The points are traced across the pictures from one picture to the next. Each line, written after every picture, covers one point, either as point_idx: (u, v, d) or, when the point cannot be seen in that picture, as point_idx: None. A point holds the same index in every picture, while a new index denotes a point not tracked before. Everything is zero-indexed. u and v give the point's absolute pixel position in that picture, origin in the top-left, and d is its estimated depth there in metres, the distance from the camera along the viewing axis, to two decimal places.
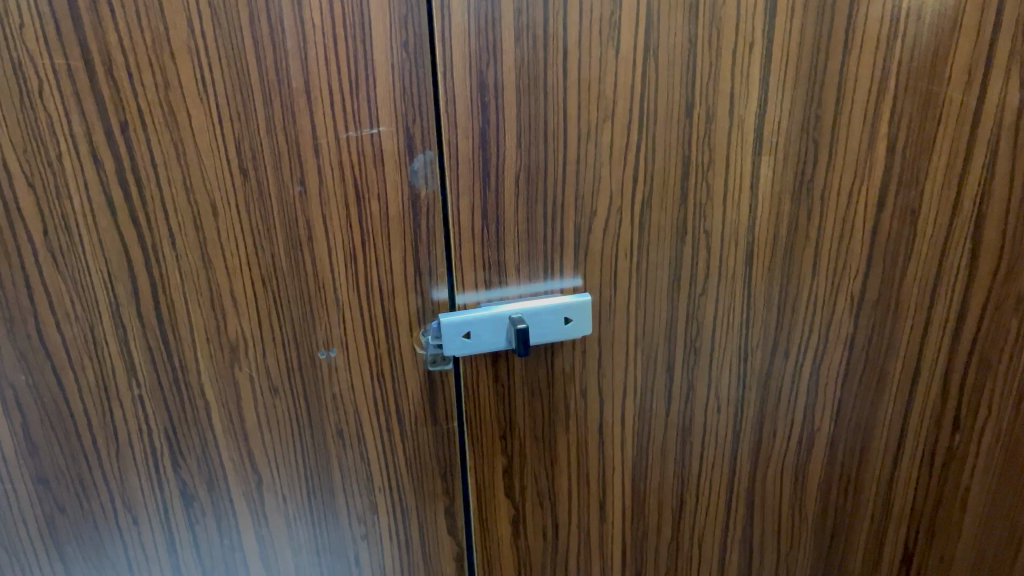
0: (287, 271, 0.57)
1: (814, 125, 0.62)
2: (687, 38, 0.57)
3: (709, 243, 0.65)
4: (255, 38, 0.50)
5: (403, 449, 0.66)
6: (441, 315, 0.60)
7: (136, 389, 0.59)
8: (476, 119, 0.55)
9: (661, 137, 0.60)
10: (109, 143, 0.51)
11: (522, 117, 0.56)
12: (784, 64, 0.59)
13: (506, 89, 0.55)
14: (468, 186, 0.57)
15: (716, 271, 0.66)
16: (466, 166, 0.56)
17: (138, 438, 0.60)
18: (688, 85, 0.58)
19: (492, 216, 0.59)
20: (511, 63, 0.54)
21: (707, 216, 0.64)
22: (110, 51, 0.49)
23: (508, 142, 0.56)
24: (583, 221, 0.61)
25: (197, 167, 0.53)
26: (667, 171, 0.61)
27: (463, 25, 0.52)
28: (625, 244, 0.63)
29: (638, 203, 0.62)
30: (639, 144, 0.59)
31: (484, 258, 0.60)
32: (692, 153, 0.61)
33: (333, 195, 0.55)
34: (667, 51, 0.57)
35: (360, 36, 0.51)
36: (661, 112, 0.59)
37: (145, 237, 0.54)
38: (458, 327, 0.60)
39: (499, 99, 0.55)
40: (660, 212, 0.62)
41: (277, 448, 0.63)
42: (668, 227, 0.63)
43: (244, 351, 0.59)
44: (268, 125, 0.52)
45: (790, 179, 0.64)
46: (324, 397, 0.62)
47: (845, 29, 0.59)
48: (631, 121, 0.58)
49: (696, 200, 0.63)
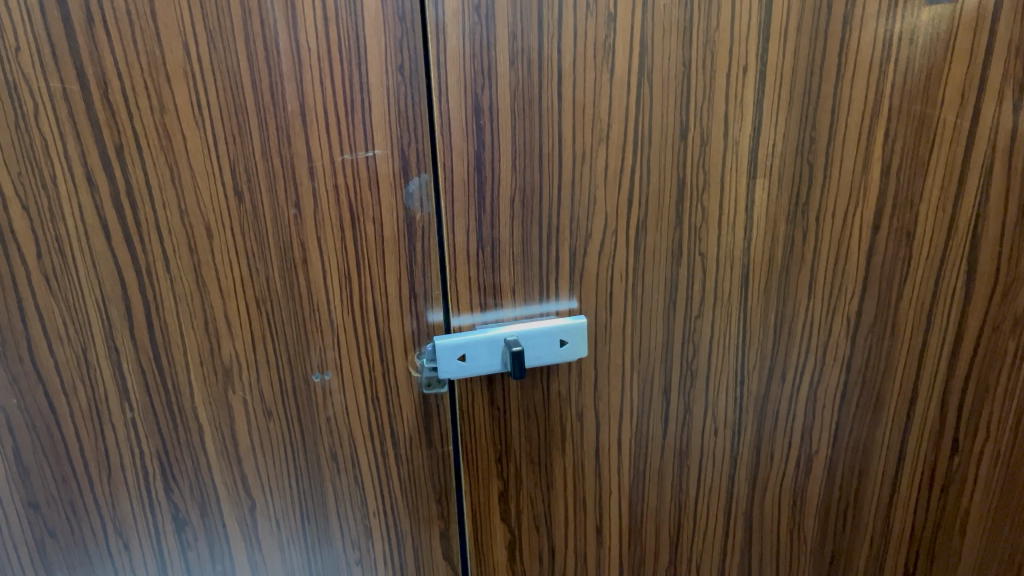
0: (282, 294, 0.57)
1: (808, 148, 0.62)
2: (681, 61, 0.57)
3: (705, 266, 0.65)
4: (251, 62, 0.50)
5: (397, 473, 0.65)
6: (436, 337, 0.60)
7: (128, 412, 0.58)
8: (471, 142, 0.55)
9: (656, 160, 0.60)
10: (103, 165, 0.51)
11: (517, 140, 0.56)
12: (778, 87, 0.60)
13: (501, 112, 0.55)
14: (463, 209, 0.57)
15: (712, 293, 0.66)
16: (461, 189, 0.56)
17: (130, 462, 0.60)
18: (683, 108, 0.59)
19: (487, 239, 0.59)
20: (506, 86, 0.54)
21: (702, 238, 0.64)
22: (106, 74, 0.49)
23: (503, 164, 0.56)
24: (579, 243, 0.61)
25: (192, 189, 0.53)
26: (662, 193, 0.61)
27: (458, 48, 0.52)
28: (621, 266, 0.63)
29: (634, 226, 0.62)
30: (634, 166, 0.59)
31: (480, 281, 0.60)
32: (687, 175, 0.61)
33: (328, 218, 0.55)
34: (662, 74, 0.57)
35: (356, 60, 0.51)
36: (655, 134, 0.59)
37: (140, 260, 0.54)
38: (453, 350, 0.60)
39: (494, 122, 0.55)
40: (656, 234, 0.62)
41: (270, 472, 0.63)
42: (664, 249, 0.63)
43: (237, 374, 0.59)
44: (263, 148, 0.52)
45: (785, 201, 0.64)
46: (318, 420, 0.61)
47: (839, 53, 0.59)
48: (626, 144, 0.59)
49: (691, 222, 0.63)
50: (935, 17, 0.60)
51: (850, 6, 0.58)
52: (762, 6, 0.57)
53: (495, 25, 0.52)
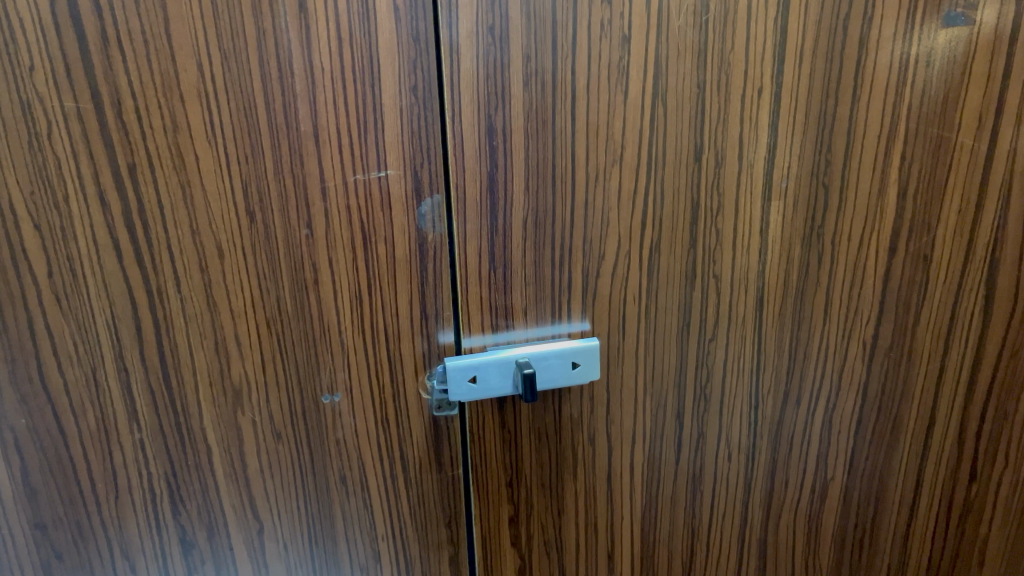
0: (292, 314, 0.56)
1: (824, 170, 0.62)
2: (695, 83, 0.57)
3: (719, 289, 0.64)
4: (265, 83, 0.50)
5: (407, 496, 0.64)
6: (447, 359, 0.60)
7: (136, 433, 0.57)
8: (483, 162, 0.55)
9: (669, 182, 0.59)
10: (116, 185, 0.51)
11: (530, 162, 0.56)
12: (793, 108, 0.59)
13: (514, 133, 0.55)
14: (475, 230, 0.57)
15: (726, 317, 0.66)
16: (474, 210, 0.56)
17: (138, 484, 0.59)
18: (697, 130, 0.58)
19: (499, 260, 0.58)
20: (519, 108, 0.54)
21: (717, 261, 0.63)
22: (120, 94, 0.49)
23: (516, 185, 0.56)
24: (591, 264, 0.60)
25: (204, 209, 0.53)
26: (676, 215, 0.61)
27: (471, 70, 0.52)
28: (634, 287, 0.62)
29: (647, 248, 0.61)
30: (648, 188, 0.59)
31: (491, 302, 0.60)
32: (701, 198, 0.61)
33: (340, 237, 0.55)
34: (676, 95, 0.57)
35: (369, 81, 0.52)
36: (670, 156, 0.58)
37: (151, 279, 0.54)
38: (464, 371, 0.59)
39: (508, 143, 0.55)
40: (670, 256, 0.62)
41: (279, 494, 0.62)
42: (678, 272, 0.63)
43: (247, 396, 0.58)
44: (276, 168, 0.52)
45: (800, 224, 0.63)
46: (327, 442, 0.61)
47: (855, 75, 0.59)
48: (640, 166, 0.58)
49: (705, 245, 0.62)
50: (952, 40, 0.60)
51: (865, 29, 0.58)
52: (777, 28, 0.56)
53: (509, 46, 0.52)
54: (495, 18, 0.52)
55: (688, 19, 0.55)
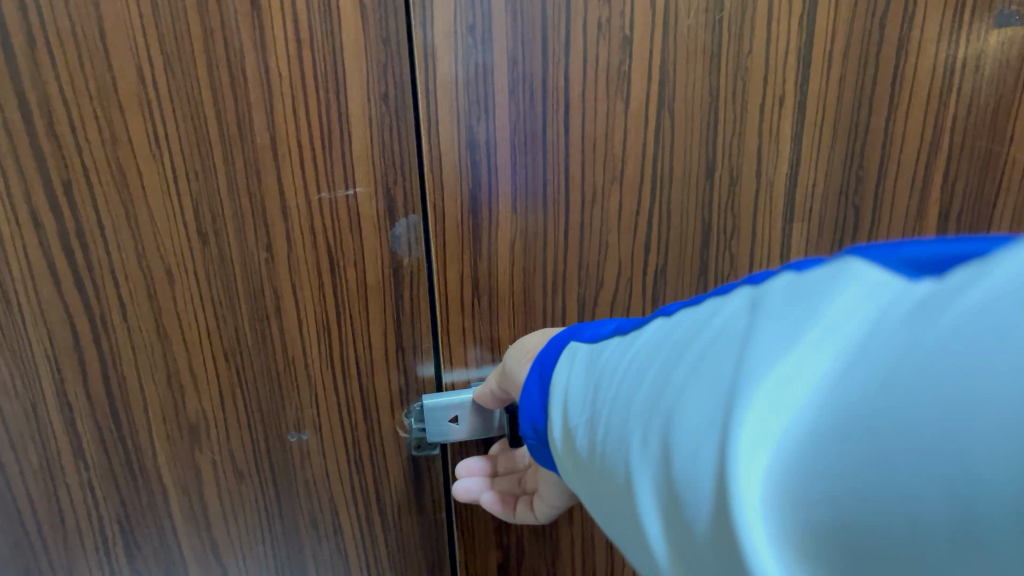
0: (252, 345, 0.51)
1: (854, 188, 0.56)
2: (707, 91, 0.50)
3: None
4: (215, 90, 0.44)
5: (385, 540, 0.59)
6: (425, 396, 0.54)
7: (84, 472, 0.52)
8: (464, 180, 0.49)
9: (677, 202, 0.53)
10: (51, 204, 0.46)
11: (518, 178, 0.50)
12: (819, 118, 0.53)
13: (499, 147, 0.49)
14: (456, 254, 0.51)
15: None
16: (454, 232, 0.50)
17: (88, 526, 0.54)
18: (708, 144, 0.52)
19: (484, 287, 0.52)
20: (505, 119, 0.48)
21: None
22: (51, 104, 0.44)
23: (502, 205, 0.50)
24: (589, 291, 0.55)
25: (150, 230, 0.47)
26: (685, 236, 0.54)
27: (449, 75, 0.46)
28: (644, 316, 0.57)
29: (650, 274, 0.55)
30: (652, 208, 0.53)
31: (475, 334, 0.54)
32: (713, 219, 0.55)
33: (303, 261, 0.49)
34: (685, 104, 0.50)
35: (333, 88, 0.46)
36: (677, 173, 0.52)
37: (93, 307, 0.48)
38: (443, 412, 0.53)
39: (491, 158, 0.49)
40: (677, 286, 0.56)
41: (244, 538, 0.56)
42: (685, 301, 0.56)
43: (205, 432, 0.53)
44: (230, 186, 0.47)
45: (827, 248, 0.57)
46: (295, 483, 0.55)
47: (892, 81, 0.53)
48: (643, 183, 0.52)
49: (718, 271, 0.56)
50: (1004, 41, 0.53)
51: (905, 28, 0.51)
52: (802, 28, 0.50)
53: (492, 48, 0.46)
54: (477, 16, 0.45)
55: (699, 19, 0.48)
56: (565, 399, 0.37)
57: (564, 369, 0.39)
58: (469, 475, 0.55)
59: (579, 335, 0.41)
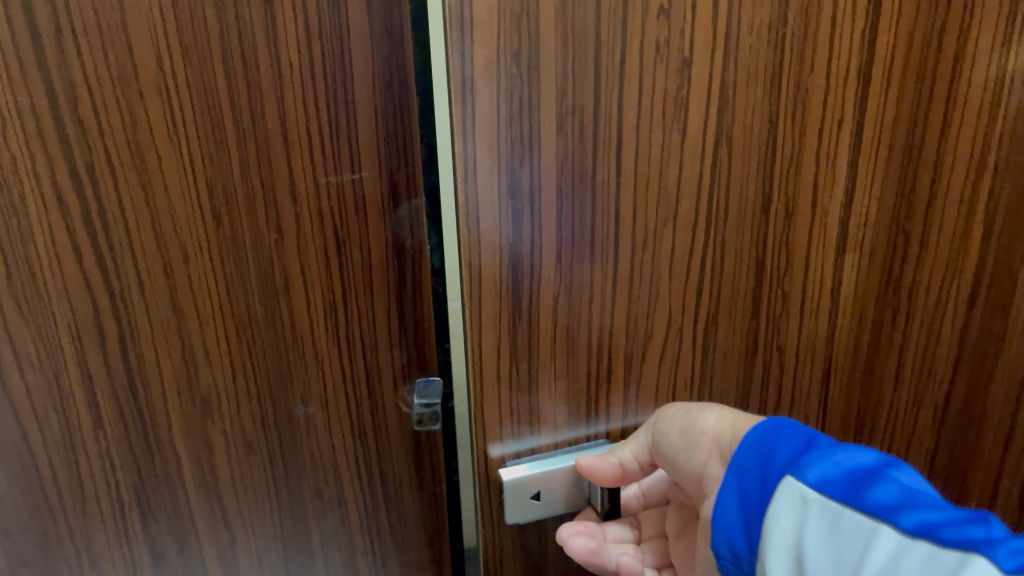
0: (262, 322, 0.54)
1: (904, 214, 0.57)
2: (766, 117, 0.49)
3: (782, 361, 0.58)
4: (229, 78, 0.47)
5: (386, 511, 0.61)
6: (509, 476, 0.51)
7: (102, 441, 0.55)
8: (503, 231, 0.45)
9: (731, 241, 0.52)
10: (74, 185, 0.49)
11: (564, 226, 0.47)
12: (876, 137, 0.54)
13: (545, 191, 0.45)
14: (492, 309, 0.47)
15: (790, 394, 0.60)
16: (491, 291, 0.46)
17: (105, 493, 0.57)
18: (764, 177, 0.51)
19: (523, 346, 0.49)
20: (552, 161, 0.45)
21: (781, 329, 0.57)
22: (75, 90, 0.46)
23: (545, 257, 0.47)
24: (637, 345, 0.52)
25: (168, 211, 0.50)
26: (738, 273, 0.53)
27: (491, 111, 0.42)
28: (705, 358, 0.55)
29: (700, 320, 0.54)
30: (705, 246, 0.51)
31: (514, 405, 0.50)
32: (766, 256, 0.54)
33: (312, 242, 0.52)
34: (743, 132, 0.49)
35: (340, 78, 0.48)
36: (733, 207, 0.51)
37: (113, 284, 0.51)
38: (524, 491, 0.52)
39: (535, 206, 0.45)
40: (728, 331, 0.55)
41: (253, 507, 0.59)
42: (736, 344, 0.56)
43: (216, 405, 0.56)
44: (242, 169, 0.49)
45: (874, 275, 0.59)
46: (302, 455, 0.58)
47: (946, 99, 0.54)
48: (697, 222, 0.50)
49: (769, 311, 0.56)
50: None
51: (961, 40, 0.52)
52: (863, 46, 0.50)
53: (539, 80, 0.43)
54: (523, 44, 0.41)
55: (760, 38, 0.47)
56: (798, 556, 0.34)
57: (790, 512, 0.35)
58: (586, 535, 0.50)
59: (803, 463, 0.36)
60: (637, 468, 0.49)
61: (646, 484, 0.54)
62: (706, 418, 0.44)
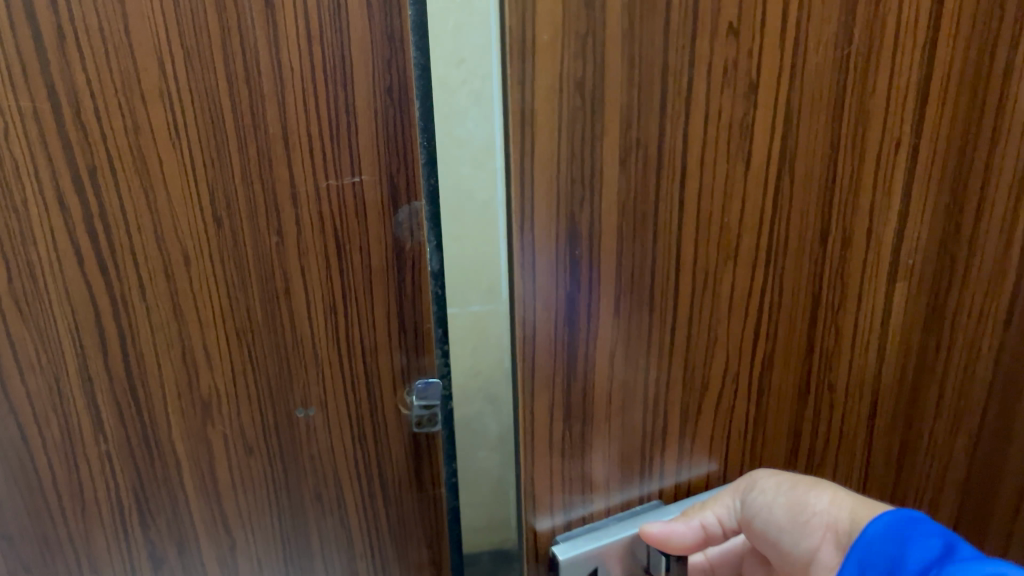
0: (262, 325, 0.54)
1: (952, 237, 0.52)
2: (828, 143, 0.44)
3: (833, 403, 0.53)
4: (230, 82, 0.48)
5: (386, 513, 0.62)
6: (561, 551, 0.45)
7: (102, 445, 0.55)
8: (559, 284, 0.40)
9: (788, 274, 0.47)
10: (76, 189, 0.49)
11: (623, 273, 0.41)
12: (932, 161, 0.49)
13: (604, 234, 0.40)
14: (546, 363, 0.41)
15: (837, 440, 0.55)
16: (546, 347, 0.41)
17: (105, 497, 0.57)
18: (826, 205, 0.46)
19: (575, 404, 0.43)
20: (612, 199, 0.39)
21: (833, 366, 0.52)
22: (77, 94, 0.47)
23: (602, 309, 0.41)
24: (693, 396, 0.47)
25: (169, 215, 0.50)
26: (794, 311, 0.48)
27: (551, 142, 0.37)
28: (753, 405, 0.50)
29: (756, 365, 0.48)
30: (765, 283, 0.46)
31: (566, 469, 0.44)
32: (824, 289, 0.48)
33: (312, 245, 0.52)
34: (805, 158, 0.44)
35: (340, 82, 0.49)
36: (794, 237, 0.46)
37: (115, 287, 0.51)
38: (581, 567, 0.45)
39: (593, 251, 0.40)
40: (783, 374, 0.50)
41: (253, 510, 0.59)
42: (790, 388, 0.51)
43: (216, 408, 0.56)
44: (243, 173, 0.50)
45: (923, 304, 0.53)
46: (302, 457, 0.58)
47: (996, 112, 0.49)
48: (758, 256, 0.45)
49: (822, 350, 0.51)
50: None
51: (1012, 55, 0.48)
52: (922, 60, 0.45)
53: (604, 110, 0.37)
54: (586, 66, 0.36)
55: (826, 55, 0.42)
56: None
57: None
58: None
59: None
60: (720, 531, 0.47)
61: (713, 552, 0.51)
62: (820, 499, 0.44)
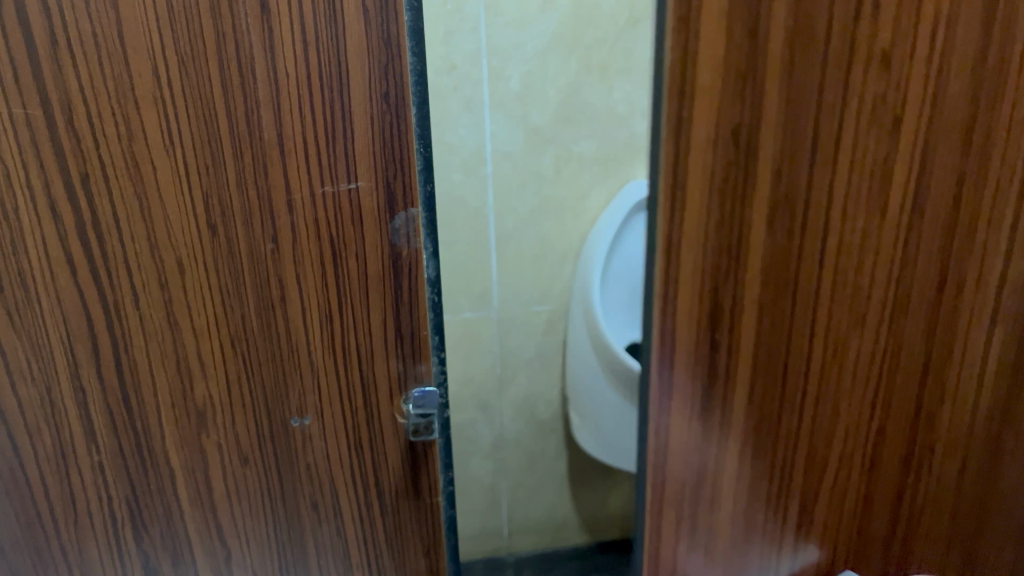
0: (258, 333, 0.53)
1: None
2: (967, 163, 0.40)
3: (954, 448, 0.48)
4: (226, 89, 0.47)
5: (382, 523, 0.61)
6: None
7: (95, 456, 0.55)
8: (700, 365, 0.41)
9: (925, 305, 0.43)
10: (68, 197, 0.48)
11: (766, 321, 0.40)
12: None
13: (748, 276, 0.39)
14: (680, 423, 0.42)
15: (952, 493, 0.49)
16: (684, 381, 0.41)
17: (98, 509, 0.56)
18: (965, 233, 0.42)
19: (711, 469, 0.43)
20: (761, 260, 0.38)
21: (934, 427, 0.47)
22: (70, 101, 0.46)
23: (742, 352, 0.40)
24: (826, 423, 0.44)
25: (163, 222, 0.50)
26: (930, 347, 0.44)
27: (701, 178, 0.37)
28: (855, 470, 0.46)
29: (888, 402, 0.45)
30: (903, 307, 0.42)
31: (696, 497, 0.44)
32: (953, 321, 0.44)
33: (308, 252, 0.52)
34: (946, 177, 0.40)
35: (337, 88, 0.48)
36: (936, 255, 0.42)
37: (107, 296, 0.51)
38: None
39: (740, 307, 0.39)
40: (904, 416, 0.45)
41: (248, 520, 0.59)
42: (922, 430, 0.46)
43: (211, 418, 0.55)
44: (238, 180, 0.49)
45: None
46: (298, 467, 0.58)
47: None
48: (898, 280, 0.42)
49: (956, 391, 0.46)
50: None
51: None
52: None
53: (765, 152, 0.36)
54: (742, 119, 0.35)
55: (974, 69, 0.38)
56: None
57: None
58: None
59: None
60: None
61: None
62: None
